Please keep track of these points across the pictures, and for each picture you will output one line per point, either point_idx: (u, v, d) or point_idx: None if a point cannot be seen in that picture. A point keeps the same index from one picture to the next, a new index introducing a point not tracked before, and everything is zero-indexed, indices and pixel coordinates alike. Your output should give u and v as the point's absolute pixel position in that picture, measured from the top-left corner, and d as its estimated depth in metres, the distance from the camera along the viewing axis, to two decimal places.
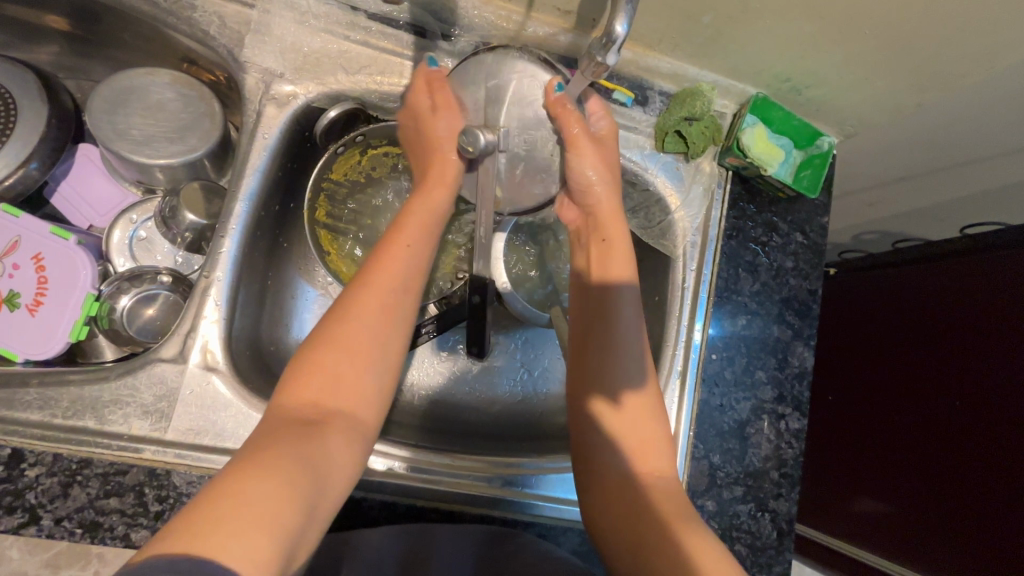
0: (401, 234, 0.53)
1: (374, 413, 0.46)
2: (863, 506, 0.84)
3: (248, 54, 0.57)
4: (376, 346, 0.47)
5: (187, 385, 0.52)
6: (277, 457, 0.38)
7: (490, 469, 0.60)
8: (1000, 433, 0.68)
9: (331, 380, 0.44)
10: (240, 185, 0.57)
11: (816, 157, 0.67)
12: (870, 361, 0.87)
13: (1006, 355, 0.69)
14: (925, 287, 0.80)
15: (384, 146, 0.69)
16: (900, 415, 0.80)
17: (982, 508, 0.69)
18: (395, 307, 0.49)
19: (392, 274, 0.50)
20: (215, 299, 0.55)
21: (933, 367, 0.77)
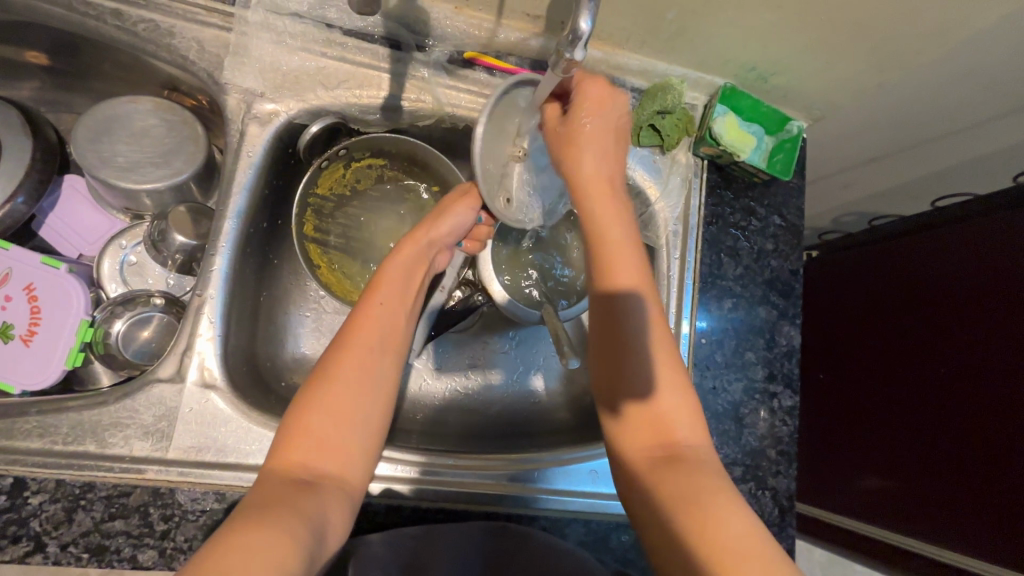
0: (377, 293, 0.57)
1: (360, 469, 0.48)
2: (866, 485, 0.85)
3: (227, 75, 0.58)
4: (360, 398, 0.50)
5: (186, 403, 0.52)
6: (273, 514, 0.39)
7: (492, 467, 0.60)
8: (985, 394, 0.71)
9: (318, 441, 0.47)
10: (228, 204, 0.58)
11: (786, 142, 0.70)
12: (858, 341, 0.89)
13: (991, 322, 0.71)
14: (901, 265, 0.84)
15: (367, 159, 0.71)
16: (890, 392, 0.83)
17: (980, 479, 0.71)
18: (377, 363, 0.52)
19: (372, 330, 0.54)
20: (209, 317, 0.55)
21: (923, 340, 0.79)
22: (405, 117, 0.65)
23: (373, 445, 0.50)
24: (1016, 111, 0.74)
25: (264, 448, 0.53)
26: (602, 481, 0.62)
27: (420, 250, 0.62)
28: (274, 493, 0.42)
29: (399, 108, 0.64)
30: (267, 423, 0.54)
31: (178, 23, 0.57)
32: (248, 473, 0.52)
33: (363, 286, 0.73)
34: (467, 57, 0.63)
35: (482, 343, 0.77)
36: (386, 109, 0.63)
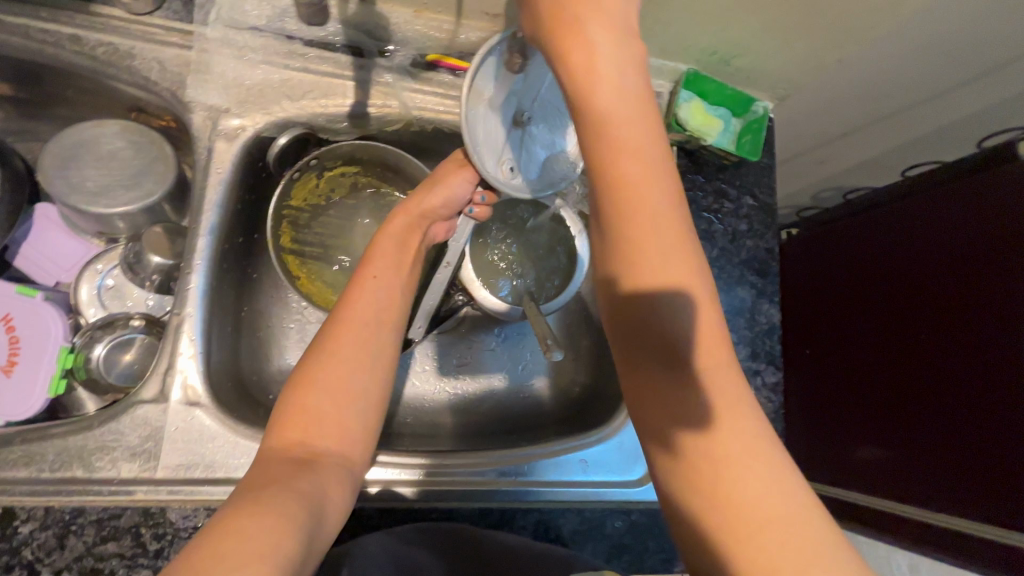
0: (370, 271, 0.59)
1: (356, 445, 0.52)
2: (854, 450, 0.87)
3: (191, 94, 0.58)
4: (357, 376, 0.53)
5: (172, 422, 0.52)
6: (274, 491, 0.42)
7: (484, 462, 0.61)
8: (970, 346, 0.74)
9: (314, 418, 0.50)
10: (200, 221, 0.58)
11: (753, 123, 0.71)
12: (855, 306, 0.92)
13: (980, 282, 0.74)
14: (897, 229, 0.87)
15: (339, 167, 0.71)
16: (880, 353, 0.86)
17: (959, 435, 0.74)
18: (373, 340, 0.55)
19: (368, 312, 0.56)
20: (189, 335, 0.55)
21: (914, 304, 0.82)
22: (373, 124, 0.65)
23: (368, 419, 0.53)
24: (976, 77, 0.76)
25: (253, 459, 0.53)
26: (593, 469, 0.62)
27: (412, 221, 0.63)
28: (273, 472, 0.45)
29: (366, 115, 0.64)
30: (255, 435, 0.54)
31: (137, 44, 0.57)
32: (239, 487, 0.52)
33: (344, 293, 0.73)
34: (429, 60, 0.63)
35: (467, 342, 0.78)
36: (353, 116, 0.64)
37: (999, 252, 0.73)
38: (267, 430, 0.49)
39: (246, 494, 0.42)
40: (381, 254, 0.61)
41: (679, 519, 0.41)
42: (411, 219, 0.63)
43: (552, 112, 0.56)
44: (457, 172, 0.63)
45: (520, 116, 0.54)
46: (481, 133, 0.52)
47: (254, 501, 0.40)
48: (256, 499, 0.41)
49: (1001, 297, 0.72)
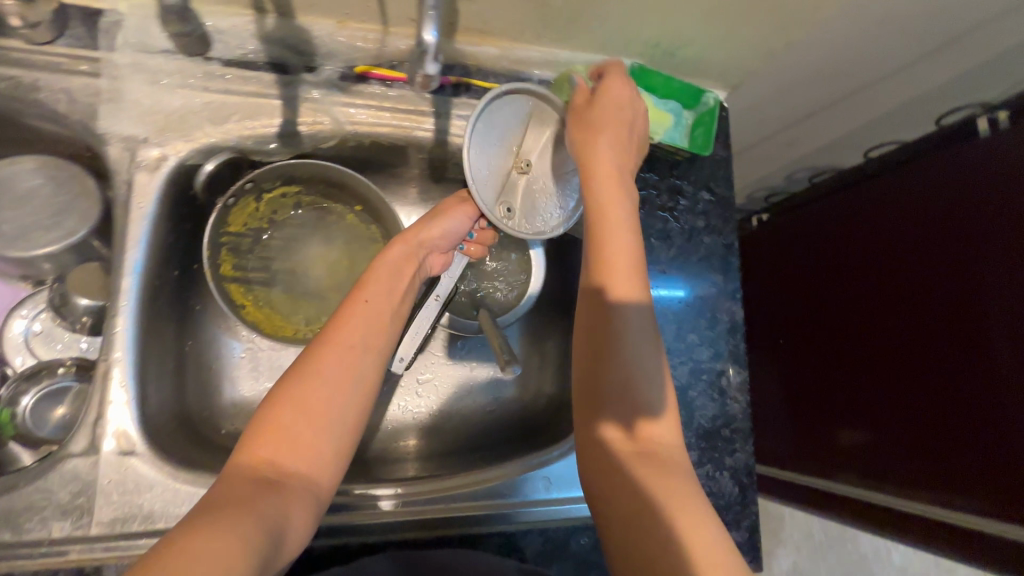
0: (366, 288, 0.55)
1: (327, 473, 0.47)
2: (853, 445, 0.87)
3: (105, 125, 0.55)
4: (338, 397, 0.48)
5: (104, 475, 0.50)
6: (229, 517, 0.38)
7: (448, 489, 0.59)
8: (978, 320, 0.70)
9: (285, 439, 0.45)
10: (124, 260, 0.54)
11: (705, 115, 0.69)
12: (847, 283, 0.89)
13: (953, 268, 0.73)
14: (889, 202, 0.83)
15: (278, 188, 0.69)
16: (880, 330, 0.83)
17: (948, 426, 0.73)
18: (358, 363, 0.50)
19: (358, 328, 0.52)
20: (120, 380, 0.52)
21: (893, 292, 0.81)
22: (306, 142, 0.62)
23: (344, 448, 0.48)
24: (934, 51, 0.73)
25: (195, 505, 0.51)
26: (557, 487, 0.60)
27: (411, 250, 0.59)
28: (235, 494, 0.41)
29: (297, 134, 0.61)
30: (197, 479, 0.52)
31: (42, 75, 0.53)
32: None
33: (295, 318, 0.71)
34: (359, 72, 0.60)
35: (434, 357, 0.76)
36: (283, 136, 0.61)
37: (970, 237, 0.72)
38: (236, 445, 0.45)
39: (199, 518, 0.37)
40: (379, 270, 0.57)
41: (605, 501, 0.48)
42: (413, 242, 0.60)
43: (552, 160, 0.63)
44: (459, 208, 0.64)
45: (518, 163, 0.61)
46: (482, 161, 0.58)
47: (201, 527, 0.36)
48: (205, 523, 0.36)
49: (974, 281, 0.71)
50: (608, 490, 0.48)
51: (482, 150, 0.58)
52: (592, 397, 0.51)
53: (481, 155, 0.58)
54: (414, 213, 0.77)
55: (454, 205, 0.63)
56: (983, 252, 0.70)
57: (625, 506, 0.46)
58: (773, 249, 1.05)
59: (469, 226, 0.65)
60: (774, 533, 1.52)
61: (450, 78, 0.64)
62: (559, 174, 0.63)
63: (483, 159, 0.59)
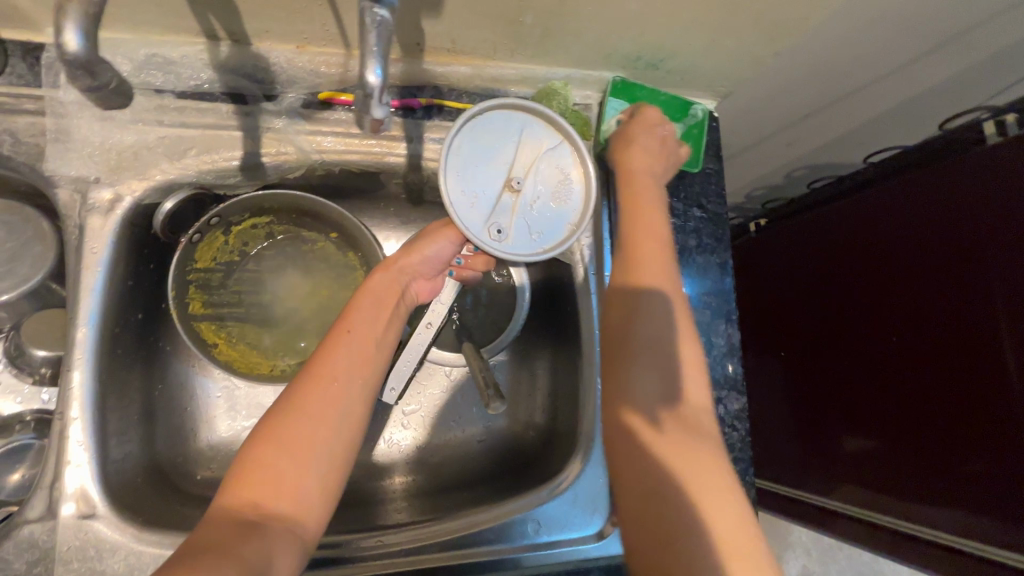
0: (353, 315, 0.51)
1: (319, 511, 0.44)
2: (864, 467, 0.83)
3: (52, 166, 0.52)
4: (324, 436, 0.44)
5: (63, 540, 0.47)
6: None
7: (435, 535, 0.56)
8: (986, 326, 0.67)
9: (270, 481, 0.42)
10: (78, 310, 0.51)
11: (693, 127, 0.66)
12: (849, 291, 0.85)
13: (956, 276, 0.70)
14: (892, 205, 0.79)
15: (247, 220, 0.66)
16: (884, 339, 0.79)
17: (960, 448, 0.69)
18: (346, 397, 0.47)
19: (344, 359, 0.48)
20: (78, 439, 0.49)
21: (897, 307, 0.77)
22: (271, 173, 0.59)
23: (335, 484, 0.45)
24: (936, 48, 0.69)
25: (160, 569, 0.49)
26: (546, 530, 0.57)
27: (396, 277, 0.55)
28: (215, 542, 0.38)
29: (260, 166, 0.58)
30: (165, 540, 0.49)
31: None
32: None
33: (272, 354, 0.68)
34: (322, 98, 0.57)
35: (419, 386, 0.72)
36: (246, 169, 0.57)
37: (973, 242, 0.68)
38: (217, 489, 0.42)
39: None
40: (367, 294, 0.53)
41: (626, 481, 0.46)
42: (399, 266, 0.55)
43: (548, 177, 0.55)
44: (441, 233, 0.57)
45: (510, 181, 0.53)
46: (461, 179, 0.52)
47: None
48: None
49: (979, 295, 0.68)
50: (638, 465, 0.45)
51: (465, 166, 0.52)
52: (625, 362, 0.49)
53: (459, 169, 0.52)
54: (394, 238, 0.73)
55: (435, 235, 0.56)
56: (989, 264, 0.67)
57: (658, 484, 0.44)
58: (772, 255, 1.02)
59: (455, 251, 0.58)
60: (783, 538, 1.49)
61: (420, 101, 0.60)
62: (559, 200, 0.55)
63: (464, 174, 0.52)
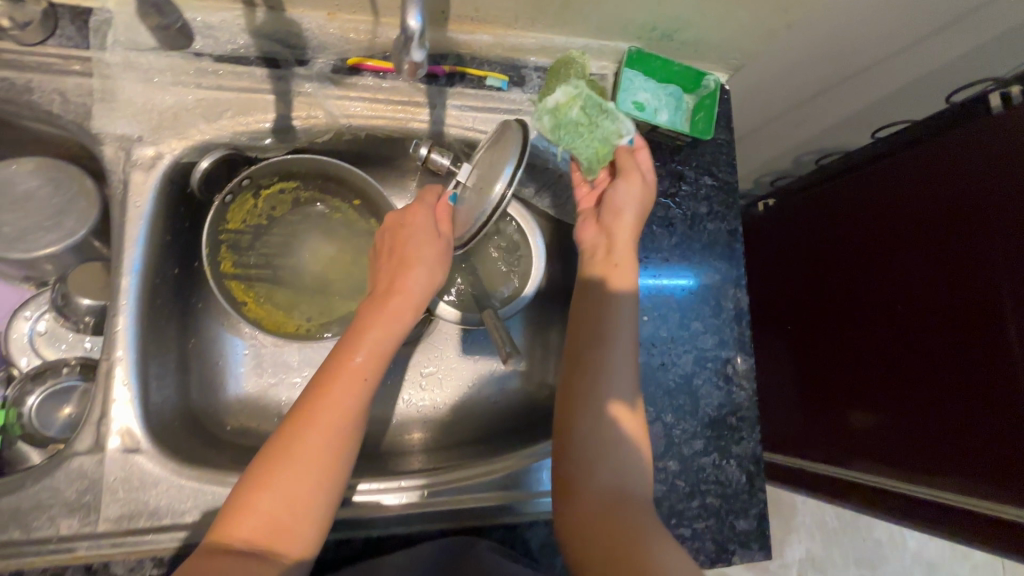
0: (348, 352, 0.52)
1: (314, 538, 0.47)
2: (866, 434, 0.85)
3: (98, 124, 0.55)
4: (316, 477, 0.47)
5: (110, 472, 0.51)
6: None
7: (464, 479, 0.60)
8: (987, 295, 0.69)
9: (267, 520, 0.45)
10: (122, 259, 0.55)
11: (706, 99, 0.67)
12: (853, 265, 0.87)
13: (960, 248, 0.72)
14: (895, 180, 0.81)
15: (276, 183, 0.69)
16: (887, 311, 0.81)
17: (965, 411, 0.72)
18: (338, 439, 0.48)
19: (337, 401, 0.49)
20: (123, 379, 0.53)
21: (903, 277, 0.79)
22: (301, 137, 0.62)
23: (329, 515, 0.48)
24: (944, 27, 0.72)
25: (199, 502, 0.52)
26: None
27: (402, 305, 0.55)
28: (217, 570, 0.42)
29: (291, 129, 0.60)
30: (202, 476, 0.52)
31: (34, 77, 0.54)
32: (183, 533, 0.51)
33: (297, 314, 0.71)
34: (351, 64, 0.60)
35: (436, 348, 0.75)
36: (278, 132, 0.60)
37: (975, 215, 0.71)
38: (215, 524, 0.45)
39: None
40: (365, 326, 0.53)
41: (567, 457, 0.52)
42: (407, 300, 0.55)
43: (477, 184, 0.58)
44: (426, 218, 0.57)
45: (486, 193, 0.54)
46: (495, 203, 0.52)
47: None
48: None
49: (985, 261, 0.69)
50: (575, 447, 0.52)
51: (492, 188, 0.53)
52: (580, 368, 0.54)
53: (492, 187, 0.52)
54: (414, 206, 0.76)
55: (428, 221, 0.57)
56: (997, 231, 0.68)
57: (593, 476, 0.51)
58: (780, 234, 1.04)
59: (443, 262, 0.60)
60: (787, 518, 1.51)
61: (444, 68, 0.63)
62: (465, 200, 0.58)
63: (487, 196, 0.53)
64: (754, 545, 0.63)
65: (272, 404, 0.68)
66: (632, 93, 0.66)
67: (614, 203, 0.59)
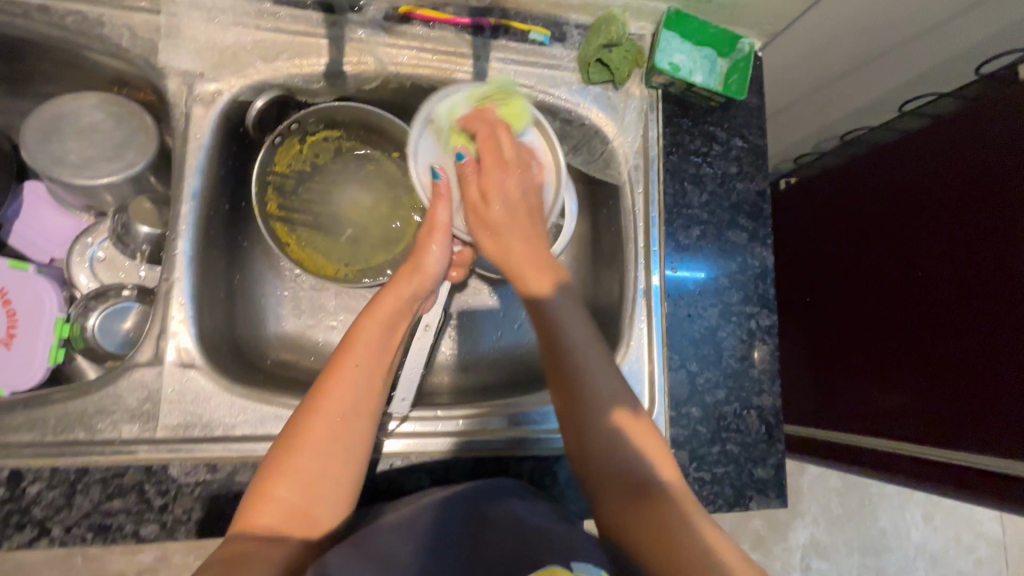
0: (353, 347, 0.53)
1: (335, 518, 0.48)
2: (870, 400, 0.85)
3: (164, 59, 0.58)
4: (331, 466, 0.47)
5: (168, 384, 0.54)
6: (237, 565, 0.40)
7: (497, 411, 0.64)
8: (986, 257, 0.70)
9: (287, 507, 0.46)
10: (183, 187, 0.58)
11: (739, 62, 0.69)
12: (859, 235, 0.89)
13: (965, 214, 0.74)
14: (907, 153, 0.83)
15: (320, 131, 0.71)
16: (889, 279, 0.83)
17: (961, 372, 0.72)
18: (350, 429, 0.49)
19: (346, 391, 0.50)
20: (179, 299, 0.56)
21: (917, 243, 0.79)
22: (350, 82, 0.65)
23: (348, 498, 0.49)
24: (966, 10, 0.70)
25: (250, 417, 0.55)
26: None
27: (405, 302, 0.58)
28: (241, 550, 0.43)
29: (342, 74, 0.63)
30: (251, 394, 0.56)
31: (106, 12, 0.56)
32: (236, 443, 0.53)
33: (335, 259, 0.73)
34: (402, 12, 0.62)
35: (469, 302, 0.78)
36: (329, 76, 0.63)
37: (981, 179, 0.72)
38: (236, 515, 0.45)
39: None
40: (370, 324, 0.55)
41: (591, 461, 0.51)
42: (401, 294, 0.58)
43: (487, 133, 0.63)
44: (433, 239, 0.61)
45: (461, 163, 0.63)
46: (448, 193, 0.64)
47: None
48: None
49: (1005, 226, 0.69)
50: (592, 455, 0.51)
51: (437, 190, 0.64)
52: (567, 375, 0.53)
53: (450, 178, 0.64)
54: None
55: (435, 240, 0.61)
56: (1005, 195, 0.69)
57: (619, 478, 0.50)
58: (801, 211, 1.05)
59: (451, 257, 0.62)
60: None
61: (489, 20, 0.65)
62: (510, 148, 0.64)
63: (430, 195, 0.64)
64: (771, 493, 0.66)
65: (310, 343, 0.71)
66: (669, 53, 0.67)
67: (481, 205, 0.60)
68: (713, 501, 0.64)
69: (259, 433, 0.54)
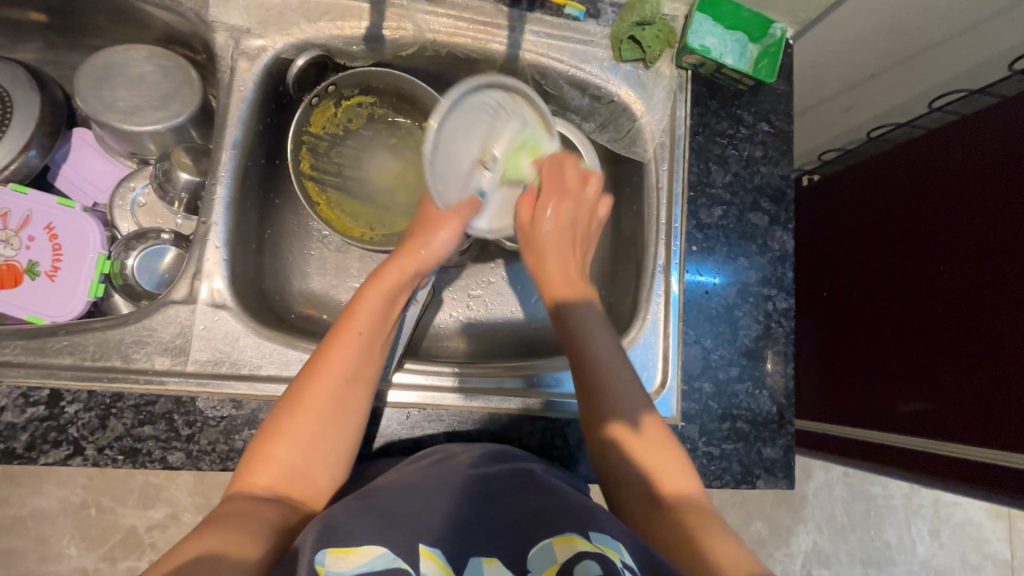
0: (358, 317, 0.52)
1: (331, 479, 0.48)
2: (883, 399, 0.84)
3: (214, 13, 0.61)
4: (330, 426, 0.48)
5: (200, 321, 0.56)
6: (231, 516, 0.41)
7: (509, 372, 0.66)
8: (1000, 253, 0.70)
9: (287, 468, 0.46)
10: (224, 136, 0.60)
11: (771, 47, 0.69)
12: (872, 230, 0.88)
13: (980, 210, 0.73)
14: (920, 148, 0.82)
15: (356, 96, 0.72)
16: (902, 276, 0.82)
17: (974, 370, 0.72)
18: (349, 395, 0.49)
19: (350, 357, 0.50)
20: (215, 241, 0.58)
21: (942, 241, 0.77)
22: (388, 47, 0.67)
23: (346, 461, 0.49)
24: (998, 14, 0.71)
25: (274, 359, 0.56)
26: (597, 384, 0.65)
27: (407, 278, 0.56)
28: (241, 507, 0.43)
29: (381, 38, 0.65)
30: (277, 336, 0.58)
31: None
32: (260, 383, 0.55)
33: (361, 222, 0.75)
34: None
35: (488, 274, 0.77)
36: (368, 40, 0.65)
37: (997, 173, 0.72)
38: (236, 475, 0.45)
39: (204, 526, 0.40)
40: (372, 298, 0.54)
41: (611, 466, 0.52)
42: (404, 271, 0.56)
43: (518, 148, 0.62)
44: (445, 222, 0.58)
45: (484, 159, 0.60)
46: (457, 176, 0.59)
47: (202, 532, 0.39)
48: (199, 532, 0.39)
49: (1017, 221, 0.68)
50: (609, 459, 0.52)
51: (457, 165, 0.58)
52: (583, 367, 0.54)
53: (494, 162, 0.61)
54: None
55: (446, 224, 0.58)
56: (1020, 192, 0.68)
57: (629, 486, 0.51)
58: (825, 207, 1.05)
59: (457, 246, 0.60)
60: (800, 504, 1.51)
61: None
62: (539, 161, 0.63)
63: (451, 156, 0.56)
64: (779, 473, 0.66)
65: (332, 301, 0.73)
66: (700, 36, 0.67)
67: (532, 223, 0.59)
68: (720, 476, 0.65)
69: (283, 375, 0.56)
